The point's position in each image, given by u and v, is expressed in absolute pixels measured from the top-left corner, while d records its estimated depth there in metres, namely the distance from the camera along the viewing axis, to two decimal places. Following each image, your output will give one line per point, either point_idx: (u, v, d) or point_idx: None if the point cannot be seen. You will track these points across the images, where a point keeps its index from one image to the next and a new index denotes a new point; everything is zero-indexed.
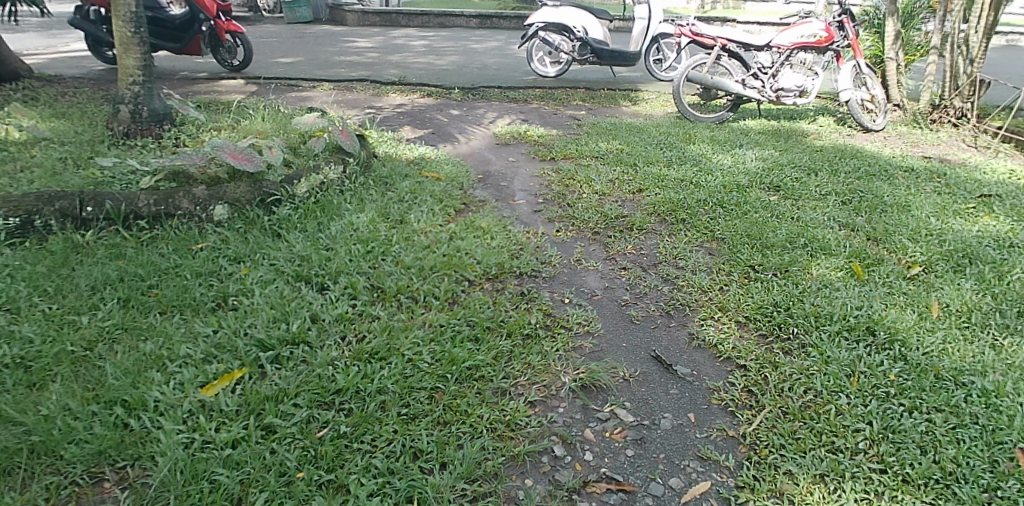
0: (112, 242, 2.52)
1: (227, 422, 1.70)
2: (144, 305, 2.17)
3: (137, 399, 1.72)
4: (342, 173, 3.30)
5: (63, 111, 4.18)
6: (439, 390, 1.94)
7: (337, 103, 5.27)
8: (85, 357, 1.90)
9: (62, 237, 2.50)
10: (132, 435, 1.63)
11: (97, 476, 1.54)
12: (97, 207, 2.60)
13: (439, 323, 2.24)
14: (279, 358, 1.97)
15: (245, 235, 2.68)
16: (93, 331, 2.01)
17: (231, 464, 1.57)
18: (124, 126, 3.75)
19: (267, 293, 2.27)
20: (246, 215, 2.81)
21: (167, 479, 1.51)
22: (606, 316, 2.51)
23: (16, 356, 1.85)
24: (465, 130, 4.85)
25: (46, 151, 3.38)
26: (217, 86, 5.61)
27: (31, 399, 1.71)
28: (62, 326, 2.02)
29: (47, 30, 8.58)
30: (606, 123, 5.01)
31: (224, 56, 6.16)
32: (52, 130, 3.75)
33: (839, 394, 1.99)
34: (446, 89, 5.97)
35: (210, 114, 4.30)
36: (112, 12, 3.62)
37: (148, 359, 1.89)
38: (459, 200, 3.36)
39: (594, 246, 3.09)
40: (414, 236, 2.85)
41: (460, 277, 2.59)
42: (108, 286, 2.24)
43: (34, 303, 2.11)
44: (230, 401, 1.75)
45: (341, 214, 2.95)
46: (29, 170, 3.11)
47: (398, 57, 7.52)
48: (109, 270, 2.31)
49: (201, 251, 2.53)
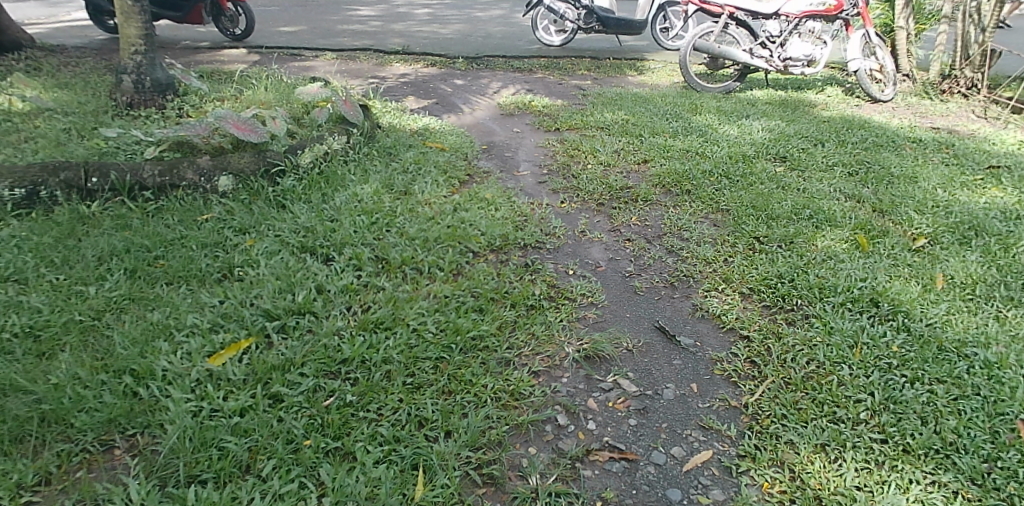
0: (117, 213, 2.52)
1: (235, 391, 1.72)
2: (150, 276, 2.18)
3: (146, 368, 1.74)
4: (346, 143, 3.29)
5: (66, 80, 4.15)
6: (444, 360, 1.96)
7: (340, 73, 5.22)
8: (93, 327, 1.92)
9: (68, 207, 2.51)
10: (141, 403, 1.65)
11: (108, 444, 1.57)
12: (102, 178, 2.60)
13: (444, 294, 2.25)
14: (285, 328, 1.99)
15: (249, 206, 2.68)
16: (101, 301, 2.02)
17: (239, 432, 1.59)
18: (126, 96, 3.72)
19: (273, 264, 2.28)
20: (250, 186, 2.81)
21: (176, 446, 1.53)
22: (610, 287, 2.51)
23: (25, 326, 1.87)
24: (469, 100, 4.80)
25: (50, 122, 3.37)
26: (220, 55, 5.56)
27: (41, 368, 1.73)
28: (69, 296, 2.04)
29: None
30: (611, 93, 4.96)
31: (226, 25, 6.10)
32: (55, 101, 3.73)
33: (842, 366, 2.00)
34: (450, 59, 5.90)
35: (213, 84, 4.27)
36: None
37: (155, 329, 1.91)
38: (463, 171, 3.35)
39: (599, 217, 3.08)
40: (418, 207, 2.85)
41: (464, 248, 2.59)
42: (115, 256, 2.26)
43: (42, 273, 2.13)
44: (237, 370, 1.77)
45: (345, 185, 2.94)
46: (33, 140, 3.11)
47: (401, 26, 7.42)
48: (115, 241, 2.32)
49: (206, 222, 2.53)
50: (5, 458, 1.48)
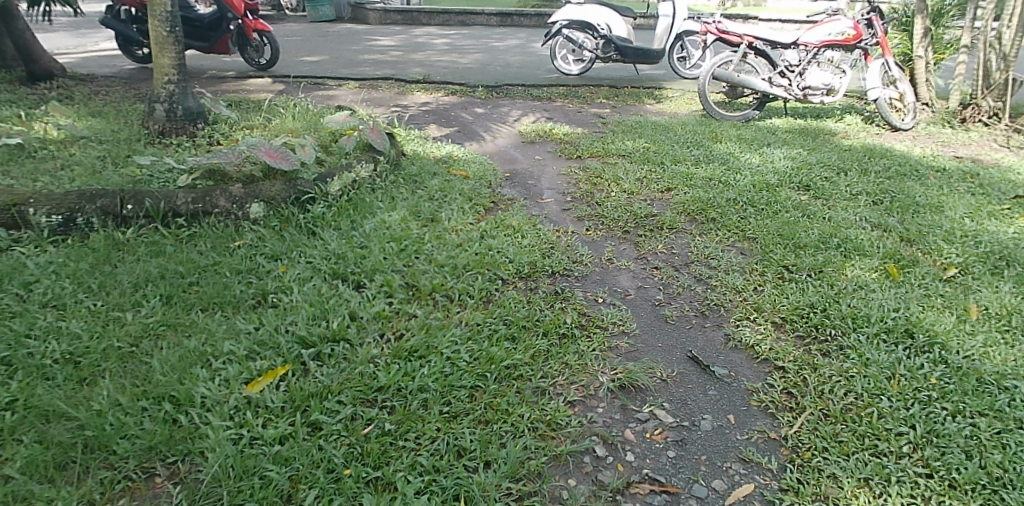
0: (152, 239, 2.55)
1: (274, 418, 1.71)
2: (185, 302, 2.19)
3: (185, 395, 1.74)
4: (373, 170, 3.32)
5: (99, 109, 4.23)
6: (479, 388, 1.95)
7: (364, 102, 5.29)
8: (131, 353, 1.93)
9: (103, 234, 2.53)
10: (181, 430, 1.64)
11: (149, 471, 1.56)
12: (137, 205, 2.63)
13: (476, 322, 2.25)
14: (320, 355, 1.99)
15: (280, 233, 2.69)
16: (138, 327, 2.03)
17: (280, 460, 1.58)
18: (159, 125, 3.78)
19: (306, 291, 2.29)
20: (281, 213, 2.83)
21: (219, 474, 1.52)
22: (640, 315, 2.50)
23: (65, 352, 1.89)
24: (490, 128, 4.85)
25: (85, 149, 3.43)
26: (246, 85, 5.65)
27: (83, 394, 1.74)
28: (107, 322, 2.06)
29: (77, 29, 8.71)
30: (631, 121, 5.00)
31: (252, 55, 6.19)
32: (90, 129, 3.80)
33: (881, 398, 1.97)
34: (470, 87, 5.98)
35: (242, 113, 4.34)
36: (148, 12, 3.65)
37: (192, 355, 1.91)
38: (488, 198, 3.37)
39: (625, 245, 3.08)
40: (445, 234, 2.86)
41: (493, 275, 2.60)
42: (150, 283, 2.27)
43: (80, 299, 2.15)
44: (276, 397, 1.76)
45: (373, 212, 2.96)
46: (70, 168, 3.16)
47: (421, 55, 7.54)
48: (151, 267, 2.34)
49: (239, 249, 2.54)
50: (50, 486, 1.48)
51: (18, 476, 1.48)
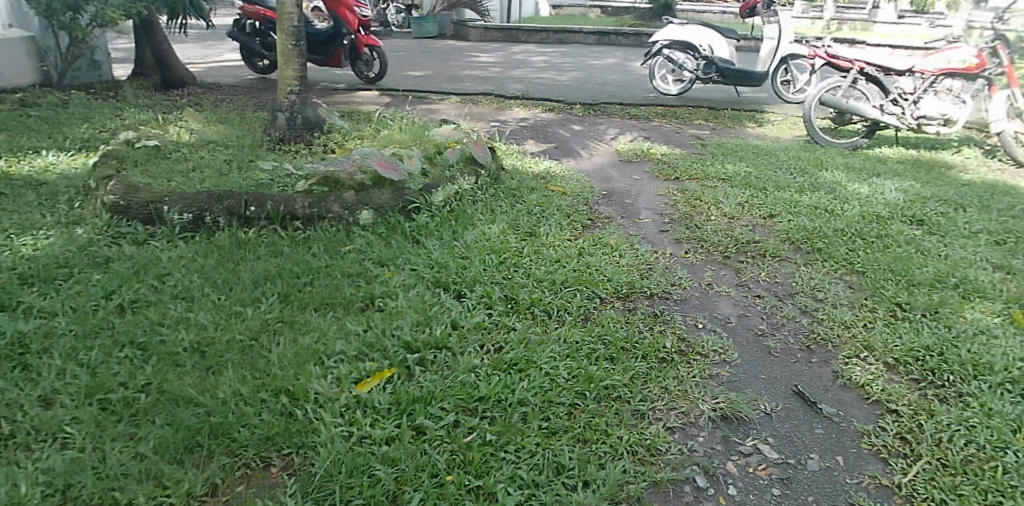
0: (271, 240, 2.72)
1: (381, 419, 1.77)
2: (300, 301, 2.32)
3: (300, 390, 1.84)
4: (475, 183, 3.41)
5: (226, 116, 4.56)
6: (578, 406, 1.94)
7: (465, 116, 5.44)
8: (252, 346, 2.06)
9: (229, 233, 2.74)
10: (296, 423, 1.73)
11: (266, 461, 1.65)
12: (259, 207, 2.83)
13: (574, 340, 2.25)
14: (423, 361, 2.04)
15: (386, 240, 2.80)
16: (258, 322, 2.17)
17: (387, 461, 1.63)
18: (279, 132, 4.03)
19: (410, 297, 2.36)
20: (388, 220, 2.95)
21: (330, 469, 1.58)
22: (741, 345, 2.42)
23: (195, 342, 2.06)
24: (587, 145, 4.86)
25: (214, 153, 3.71)
26: (355, 96, 5.93)
27: (210, 382, 1.87)
28: (231, 315, 2.21)
29: (204, 41, 9.46)
30: (731, 144, 4.88)
31: (362, 69, 6.51)
32: (218, 133, 4.11)
33: (1008, 452, 1.82)
34: (567, 105, 6.02)
35: (353, 123, 4.56)
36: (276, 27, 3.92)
37: (306, 352, 2.01)
38: (586, 215, 3.37)
39: (725, 270, 3.00)
40: (544, 249, 2.89)
41: (591, 293, 2.59)
42: (268, 281, 2.42)
43: (207, 294, 2.33)
44: (383, 399, 1.82)
45: (474, 224, 3.02)
46: (200, 170, 3.41)
47: (520, 72, 7.68)
48: (269, 267, 2.49)
49: (349, 253, 2.66)
50: (180, 466, 1.59)
51: (152, 454, 1.62)
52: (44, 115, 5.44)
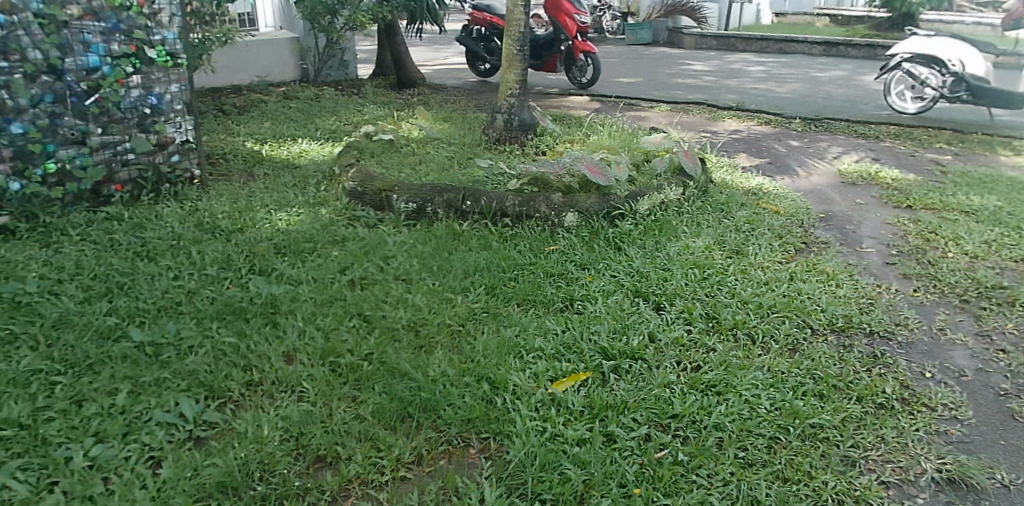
0: (481, 234, 2.92)
1: (573, 420, 1.81)
2: (504, 294, 2.46)
3: (501, 380, 1.95)
4: (682, 195, 3.34)
5: (450, 115, 4.96)
6: (779, 441, 1.82)
7: (675, 125, 5.34)
8: (460, 331, 2.24)
9: (445, 224, 3.00)
10: (495, 411, 1.84)
11: (467, 441, 1.77)
12: (474, 202, 3.05)
13: (779, 370, 2.11)
14: (619, 369, 2.05)
15: (589, 243, 2.86)
16: (466, 310, 2.34)
17: (578, 462, 1.65)
18: (496, 132, 4.28)
19: (609, 303, 2.39)
20: (592, 225, 3.02)
21: (524, 460, 1.65)
22: (978, 403, 2.08)
23: (411, 321, 2.28)
24: (805, 163, 4.50)
25: (437, 149, 4.06)
26: (566, 101, 6.09)
27: (422, 360, 2.07)
28: (442, 301, 2.41)
29: (433, 45, 10.38)
30: (979, 173, 4.22)
31: (575, 75, 6.69)
32: (443, 132, 4.49)
33: None
34: (787, 118, 5.64)
35: (564, 127, 4.70)
36: (506, 34, 4.19)
37: (507, 345, 2.13)
38: (800, 238, 3.14)
39: (962, 317, 2.59)
40: (751, 269, 2.74)
41: (802, 323, 2.40)
42: (477, 272, 2.60)
43: (423, 277, 2.57)
44: (577, 401, 1.86)
45: (678, 236, 2.96)
46: (425, 164, 3.75)
47: (735, 82, 7.35)
48: (478, 259, 2.67)
49: (553, 253, 2.76)
50: (394, 433, 1.77)
51: (370, 417, 1.82)
52: (302, 108, 6.34)
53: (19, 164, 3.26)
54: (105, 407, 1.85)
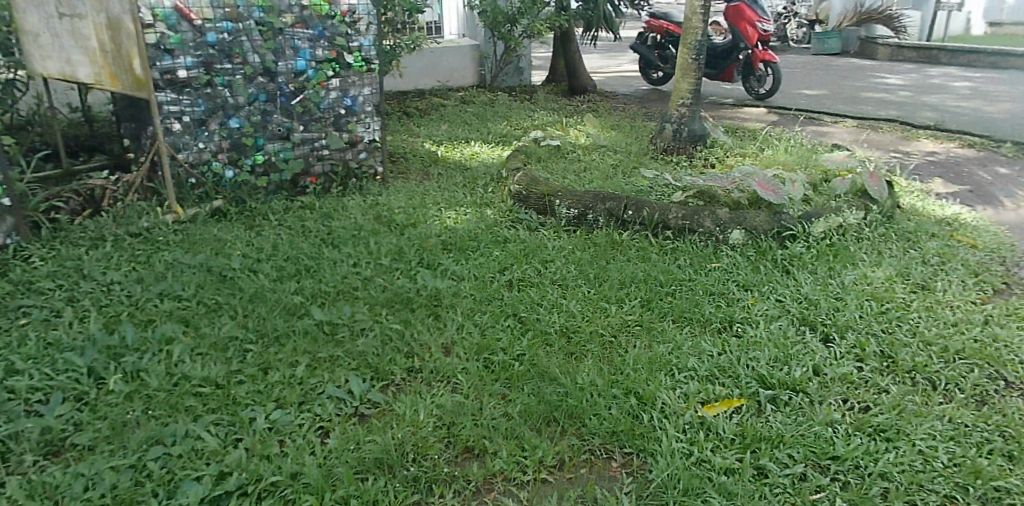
0: (643, 246, 4.51)
1: (721, 447, 2.60)
2: (659, 307, 3.77)
3: (649, 397, 2.94)
4: (862, 218, 4.58)
5: (621, 125, 7.33)
6: (952, 498, 2.32)
7: (864, 144, 6.60)
8: (609, 341, 3.52)
9: (605, 234, 4.71)
10: (642, 428, 2.77)
11: (609, 454, 2.72)
12: (635, 212, 4.75)
13: (961, 424, 2.69)
14: (777, 400, 2.89)
15: (755, 263, 4.18)
16: (618, 320, 3.67)
17: (724, 492, 2.37)
18: (664, 143, 6.31)
19: (773, 330, 3.39)
20: (759, 244, 4.40)
21: (665, 482, 2.44)
22: None
23: (575, 324, 3.67)
24: (1011, 193, 5.34)
25: (603, 157, 6.26)
26: (741, 114, 8.07)
27: (571, 367, 3.29)
28: (599, 309, 3.81)
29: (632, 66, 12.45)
30: None
31: (754, 85, 8.76)
32: (612, 141, 6.78)
33: None
34: (994, 141, 6.54)
35: (739, 140, 6.61)
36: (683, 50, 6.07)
37: (660, 362, 3.20)
38: (1000, 278, 3.97)
39: None
40: (937, 308, 3.56)
41: (993, 373, 3.04)
42: (632, 282, 4.07)
43: (581, 286, 4.08)
44: (727, 431, 2.66)
45: (857, 266, 4.04)
46: (638, 181, 5.53)
47: (937, 100, 8.51)
48: (637, 272, 4.14)
49: (714, 270, 4.13)
50: (548, 438, 2.82)
51: (518, 418, 2.94)
52: (476, 113, 7.65)
53: (233, 154, 4.88)
54: (291, 377, 3.26)
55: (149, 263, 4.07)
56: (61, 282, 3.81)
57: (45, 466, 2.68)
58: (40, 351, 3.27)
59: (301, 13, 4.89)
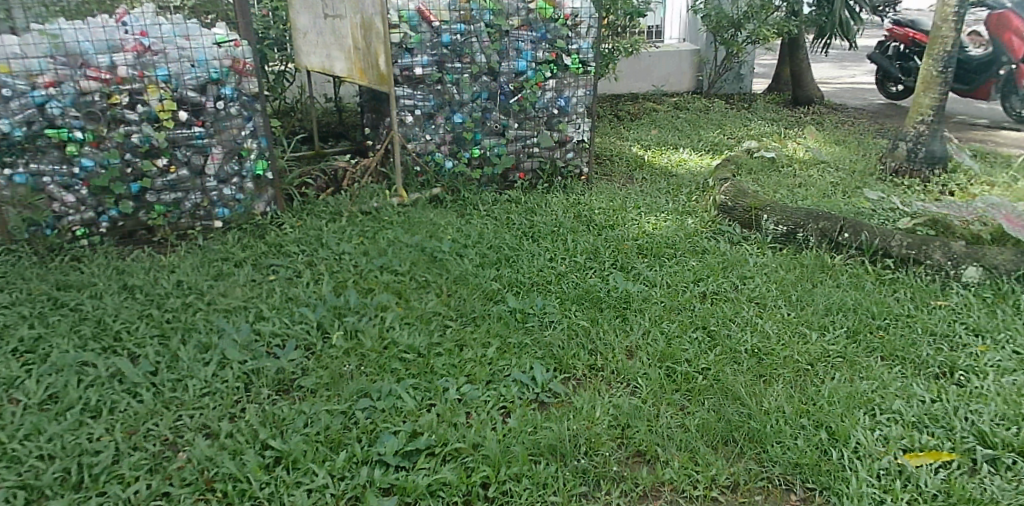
0: (856, 273, 4.18)
1: (918, 499, 2.46)
2: (867, 342, 3.50)
3: (842, 434, 2.81)
4: None
5: (846, 140, 6.78)
6: None
7: None
8: (806, 370, 3.33)
9: (816, 257, 4.39)
10: (829, 464, 2.66)
11: (788, 484, 2.64)
12: (851, 235, 4.40)
13: None
14: (997, 461, 2.63)
15: (991, 305, 3.72)
16: (819, 350, 3.44)
17: None
18: (896, 162, 5.70)
19: (1002, 384, 3.05)
20: (998, 285, 3.87)
21: None
22: None
23: (769, 346, 3.50)
24: None
25: (821, 173, 5.83)
26: (996, 136, 7.20)
27: (760, 389, 3.18)
28: (798, 334, 3.60)
29: (868, 77, 11.35)
30: None
31: (1013, 105, 7.80)
32: (833, 156, 6.31)
33: None
34: None
35: (990, 166, 5.79)
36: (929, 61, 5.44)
37: (861, 399, 3.02)
38: None
39: None
40: None
41: None
42: (838, 310, 3.79)
43: (780, 307, 3.87)
44: (928, 483, 2.50)
45: None
46: (863, 201, 5.11)
47: None
48: (846, 301, 3.86)
49: (939, 308, 3.74)
50: (724, 454, 2.81)
51: (695, 431, 2.92)
52: (688, 118, 7.52)
53: (455, 147, 5.32)
54: (483, 356, 3.52)
55: (374, 238, 4.61)
56: (304, 247, 4.46)
57: (277, 399, 3.22)
58: (281, 303, 3.89)
59: (527, 16, 5.18)
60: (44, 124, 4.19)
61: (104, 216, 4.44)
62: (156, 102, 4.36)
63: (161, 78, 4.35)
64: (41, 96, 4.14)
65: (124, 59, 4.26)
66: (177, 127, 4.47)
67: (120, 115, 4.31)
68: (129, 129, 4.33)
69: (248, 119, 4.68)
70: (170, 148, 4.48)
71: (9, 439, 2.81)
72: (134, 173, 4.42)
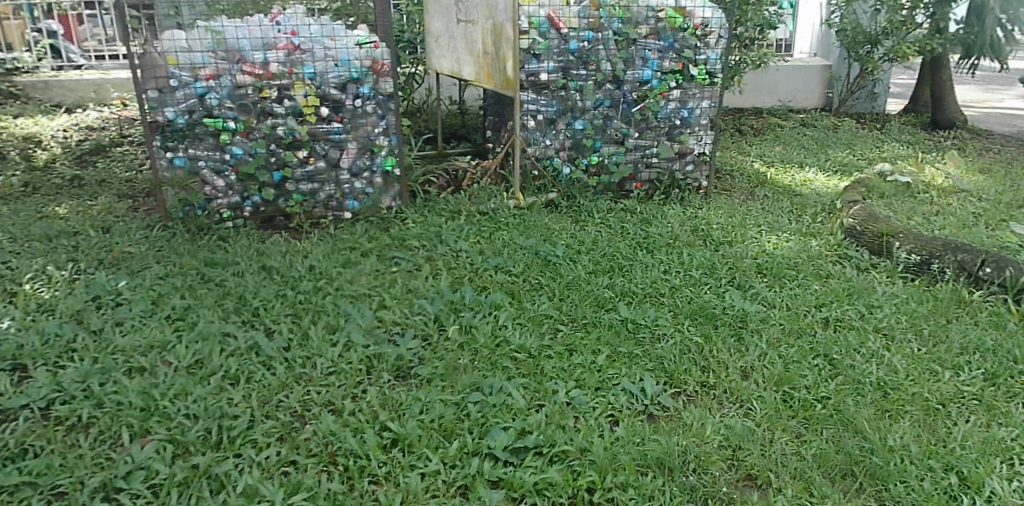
0: (998, 310, 3.87)
1: None
2: (1008, 386, 3.23)
3: (975, 480, 2.61)
4: None
5: (992, 169, 6.26)
6: None
7: None
8: (937, 409, 3.11)
9: (950, 289, 4.11)
10: None
11: None
12: (993, 269, 4.07)
13: None
14: None
15: None
16: (952, 390, 3.22)
17: None
18: None
19: None
20: None
21: None
22: None
23: (898, 380, 3.31)
24: None
25: (961, 201, 5.42)
26: None
27: (884, 425, 3.01)
28: (929, 371, 3.38)
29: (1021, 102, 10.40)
30: None
31: None
32: (976, 184, 5.85)
33: None
34: None
35: None
36: None
37: (997, 446, 2.80)
38: None
39: None
40: None
41: None
42: (977, 349, 3.52)
43: (909, 340, 3.64)
44: None
45: None
46: (1010, 233, 4.71)
47: None
48: (985, 340, 3.58)
49: None
50: (841, 486, 2.68)
51: (810, 461, 2.81)
52: (816, 137, 7.20)
53: (573, 153, 5.38)
54: (593, 363, 3.54)
55: (491, 238, 4.74)
56: (425, 242, 4.65)
57: (395, 385, 3.38)
58: (402, 294, 4.08)
59: (656, 24, 5.17)
60: (204, 113, 4.60)
61: (248, 201, 4.83)
62: (301, 98, 4.68)
63: (308, 75, 4.67)
64: (203, 87, 4.55)
65: (276, 56, 4.62)
66: (317, 122, 4.78)
67: (269, 109, 4.67)
68: (275, 121, 4.69)
69: (382, 117, 4.93)
70: (310, 141, 4.80)
71: (161, 396, 3.11)
72: (277, 162, 4.78)
